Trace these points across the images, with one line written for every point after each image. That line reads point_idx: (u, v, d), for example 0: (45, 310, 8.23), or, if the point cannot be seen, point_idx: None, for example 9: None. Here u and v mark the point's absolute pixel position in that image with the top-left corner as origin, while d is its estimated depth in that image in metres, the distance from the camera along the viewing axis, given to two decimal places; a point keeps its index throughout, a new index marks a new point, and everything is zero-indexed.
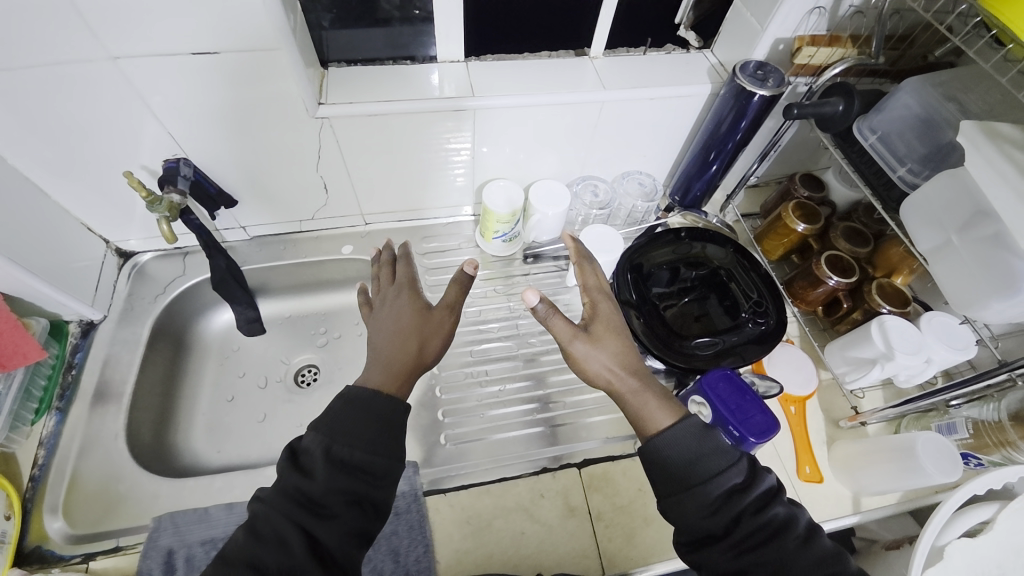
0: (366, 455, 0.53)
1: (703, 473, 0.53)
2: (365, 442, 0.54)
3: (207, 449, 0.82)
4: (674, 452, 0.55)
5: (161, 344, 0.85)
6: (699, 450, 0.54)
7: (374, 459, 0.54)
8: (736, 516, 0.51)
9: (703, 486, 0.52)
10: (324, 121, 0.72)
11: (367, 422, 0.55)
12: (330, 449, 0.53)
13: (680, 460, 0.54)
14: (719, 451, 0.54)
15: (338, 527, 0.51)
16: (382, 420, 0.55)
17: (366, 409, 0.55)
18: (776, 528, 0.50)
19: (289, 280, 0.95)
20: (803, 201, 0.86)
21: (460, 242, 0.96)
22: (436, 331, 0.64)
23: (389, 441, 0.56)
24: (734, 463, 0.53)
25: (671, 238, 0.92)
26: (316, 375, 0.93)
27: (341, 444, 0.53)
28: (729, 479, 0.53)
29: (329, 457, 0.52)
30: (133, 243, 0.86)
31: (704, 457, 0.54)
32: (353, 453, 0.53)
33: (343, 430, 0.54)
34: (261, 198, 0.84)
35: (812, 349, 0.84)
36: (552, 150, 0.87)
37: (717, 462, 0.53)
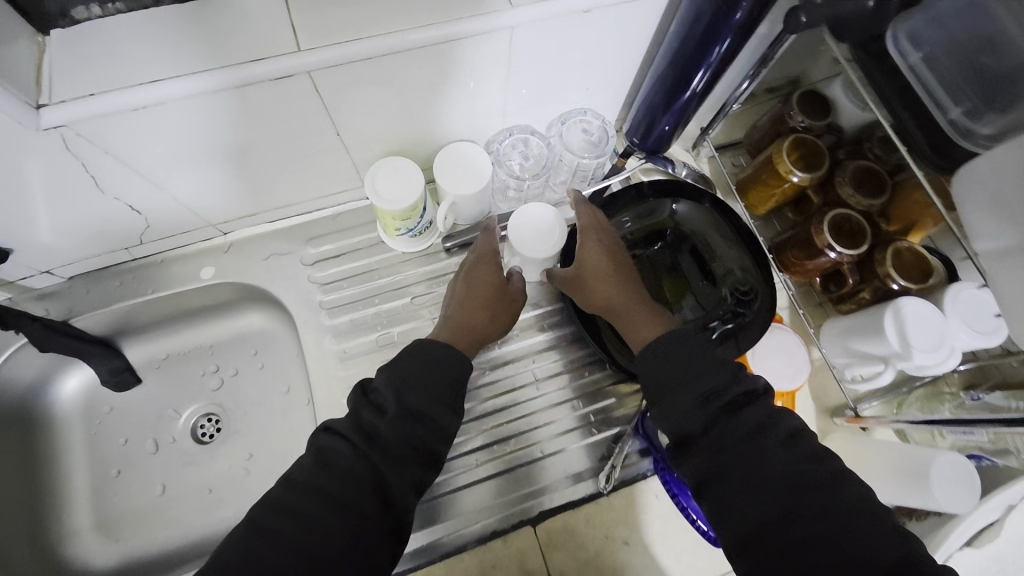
0: (434, 410, 0.51)
1: (684, 378, 0.49)
2: (436, 395, 0.52)
3: (103, 542, 0.69)
4: (662, 358, 0.52)
5: (1, 433, 0.67)
6: (683, 356, 0.51)
7: (438, 410, 0.51)
8: (712, 421, 0.46)
9: (683, 390, 0.49)
10: (62, 129, 0.45)
11: (436, 376, 0.52)
12: (400, 391, 0.50)
13: (664, 363, 0.51)
14: (709, 359, 0.50)
15: (401, 473, 0.48)
16: (442, 371, 0.53)
17: (443, 374, 0.53)
18: (758, 427, 0.45)
19: (150, 317, 0.74)
20: (799, 136, 0.64)
21: (359, 237, 0.73)
22: (506, 306, 0.62)
23: (453, 402, 0.52)
24: (721, 370, 0.49)
25: (631, 200, 0.70)
26: (218, 425, 0.76)
27: (416, 394, 0.51)
28: (712, 381, 0.48)
29: (401, 401, 0.50)
30: None
31: (688, 365, 0.50)
32: (426, 402, 0.51)
33: (419, 375, 0.52)
34: (50, 235, 0.59)
35: (801, 326, 0.70)
36: (453, 103, 0.61)
37: (701, 367, 0.49)
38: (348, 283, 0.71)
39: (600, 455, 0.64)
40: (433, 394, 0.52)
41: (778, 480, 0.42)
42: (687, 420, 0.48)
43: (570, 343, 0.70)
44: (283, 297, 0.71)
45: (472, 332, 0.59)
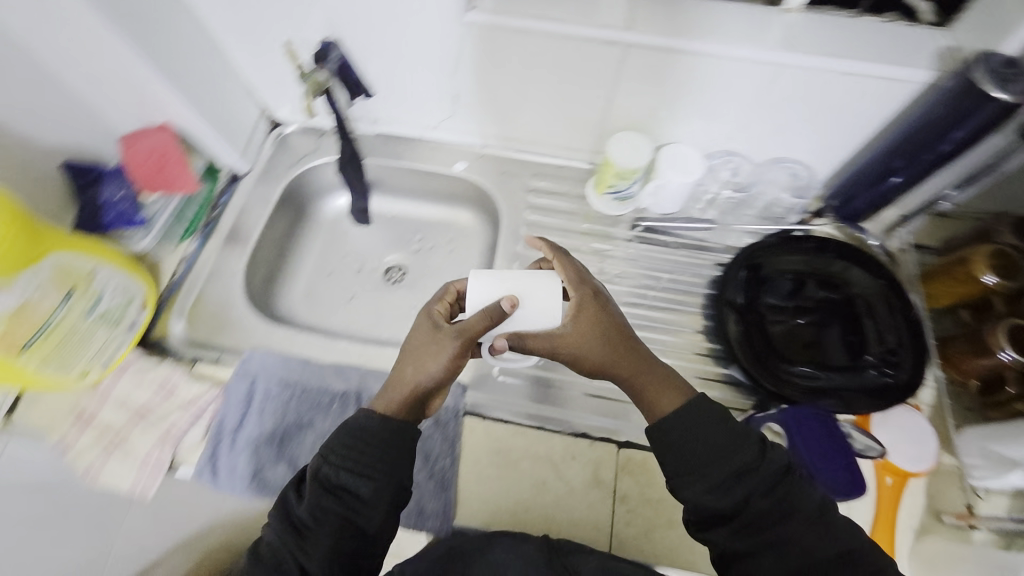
0: (352, 478, 0.53)
1: (711, 457, 0.51)
2: (360, 467, 0.53)
3: (301, 309, 0.92)
4: (685, 433, 0.53)
5: (287, 209, 0.94)
6: (709, 432, 0.52)
7: (360, 481, 0.53)
8: (748, 497, 0.51)
9: (712, 468, 0.51)
10: (472, 26, 0.69)
11: (363, 446, 0.54)
12: (322, 469, 0.53)
13: (689, 441, 0.52)
14: (731, 434, 0.53)
15: (321, 547, 0.51)
16: (361, 439, 0.54)
17: (378, 439, 0.54)
18: (793, 506, 0.50)
19: (399, 183, 0.99)
20: (1004, 248, 0.68)
21: (568, 187, 0.92)
22: (433, 363, 0.57)
23: (383, 462, 0.54)
24: (749, 446, 0.52)
25: (811, 248, 0.79)
26: (403, 276, 0.98)
27: (343, 472, 0.53)
28: (741, 459, 0.51)
29: (323, 482, 0.53)
30: (282, 113, 0.93)
31: (713, 443, 0.52)
32: (350, 478, 0.53)
33: (338, 447, 0.54)
34: (396, 95, 0.85)
35: (941, 423, 0.70)
36: (700, 113, 0.77)
37: (730, 446, 0.52)
38: (548, 215, 0.90)
39: None
40: (349, 462, 0.53)
41: (807, 555, 0.50)
42: (718, 497, 0.51)
43: (704, 332, 0.82)
44: (500, 205, 0.92)
45: (402, 384, 0.57)
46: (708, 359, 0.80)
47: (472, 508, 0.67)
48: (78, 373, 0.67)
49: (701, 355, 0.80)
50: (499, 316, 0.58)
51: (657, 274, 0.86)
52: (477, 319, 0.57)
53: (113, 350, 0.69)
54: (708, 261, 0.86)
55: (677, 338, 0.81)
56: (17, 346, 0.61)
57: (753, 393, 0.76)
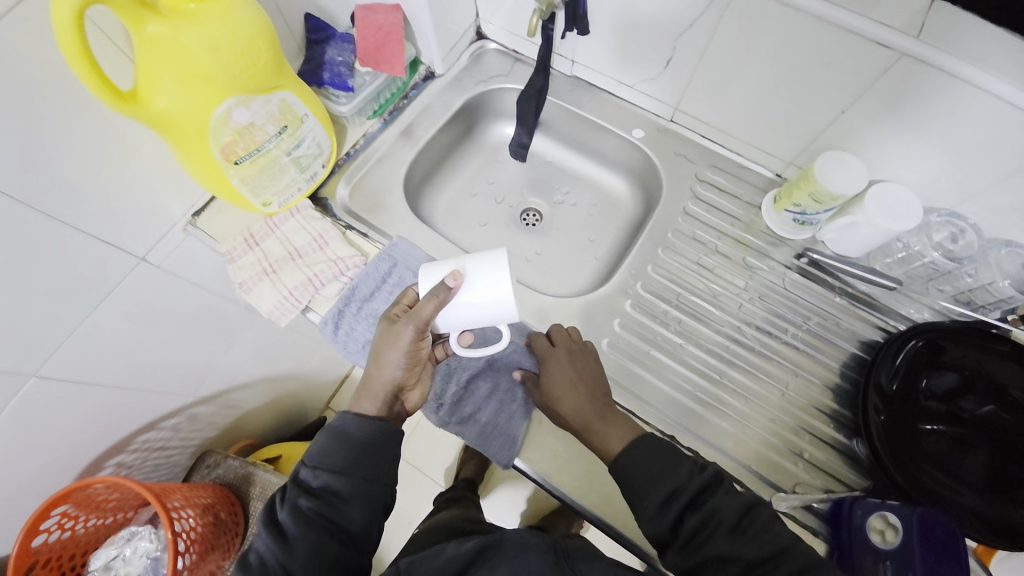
0: (334, 479, 0.57)
1: (642, 485, 0.57)
2: (338, 464, 0.58)
3: (440, 218, 0.96)
4: (624, 462, 0.59)
5: (461, 121, 0.97)
6: (641, 459, 0.58)
7: (340, 478, 0.57)
8: (680, 517, 0.54)
9: (645, 493, 0.56)
10: None
11: (344, 448, 0.59)
12: (303, 473, 0.58)
13: (628, 470, 0.58)
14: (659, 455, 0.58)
15: (302, 543, 0.54)
16: (340, 441, 0.59)
17: (359, 440, 0.59)
18: (718, 521, 0.53)
19: (569, 132, 0.97)
20: None
21: (740, 192, 0.85)
22: (388, 358, 0.62)
23: (362, 462, 0.58)
24: (673, 468, 0.57)
25: (1005, 354, 0.66)
26: (538, 221, 0.98)
27: (325, 473, 0.57)
28: (669, 482, 0.56)
29: (305, 484, 0.57)
30: (491, 27, 0.94)
31: (640, 466, 0.57)
32: (330, 477, 0.57)
33: (318, 455, 0.59)
34: (609, 42, 0.82)
35: None
36: (942, 159, 0.66)
37: (658, 468, 0.57)
38: (708, 211, 0.85)
39: (782, 478, 0.70)
40: (329, 463, 0.58)
41: (750, 565, 0.50)
42: (661, 523, 0.55)
43: (833, 394, 0.74)
44: (663, 186, 0.87)
45: (373, 382, 0.63)
46: (827, 419, 0.73)
47: (542, 454, 0.70)
48: (261, 203, 0.73)
49: (820, 412, 0.73)
50: (445, 293, 0.57)
51: (805, 314, 0.78)
52: (428, 308, 0.58)
53: (291, 194, 0.76)
54: (868, 320, 0.77)
55: (800, 385, 0.75)
56: (233, 159, 0.64)
57: (871, 479, 0.69)
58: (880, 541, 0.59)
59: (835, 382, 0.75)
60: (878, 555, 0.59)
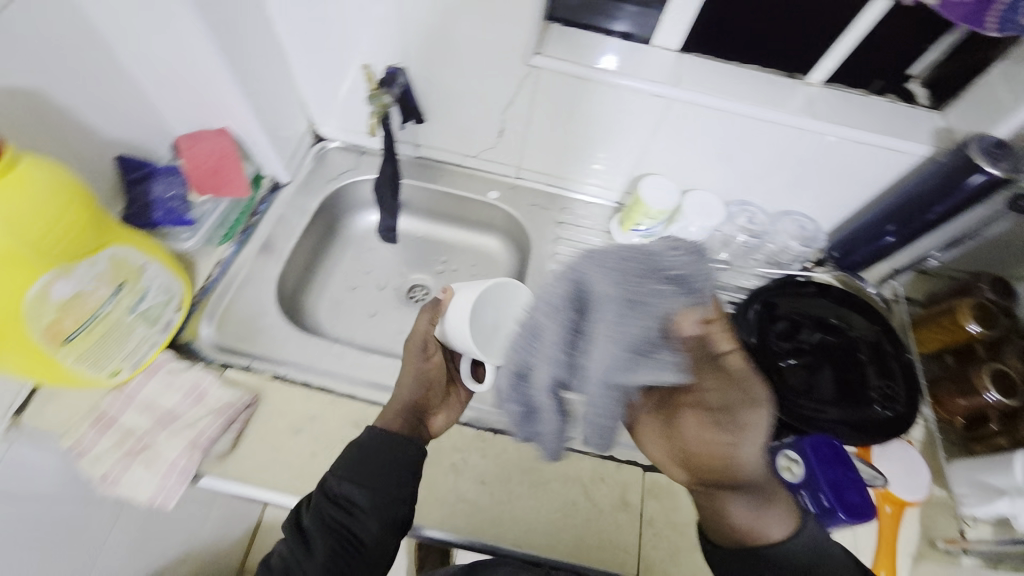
0: (358, 493, 0.56)
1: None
2: (362, 478, 0.57)
3: (326, 321, 0.92)
4: (771, 563, 0.50)
5: (320, 221, 0.95)
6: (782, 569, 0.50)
7: (359, 490, 0.56)
8: None
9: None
10: (533, 70, 0.75)
11: (363, 459, 0.58)
12: (329, 481, 0.57)
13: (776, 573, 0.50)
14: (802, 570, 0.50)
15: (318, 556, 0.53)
16: (361, 454, 0.58)
17: (380, 453, 0.58)
18: None
19: (431, 205, 1.02)
20: (987, 303, 0.77)
21: (593, 223, 0.98)
22: (407, 376, 0.67)
23: (386, 483, 0.57)
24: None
25: (810, 292, 0.87)
26: (426, 295, 0.99)
27: (350, 486, 0.57)
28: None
29: (330, 493, 0.57)
30: (326, 128, 0.96)
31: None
32: (354, 488, 0.56)
33: (343, 466, 0.58)
34: (445, 123, 0.90)
35: (933, 458, 0.77)
36: (724, 166, 0.86)
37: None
38: (573, 245, 0.95)
39: None
40: (349, 474, 0.57)
41: None
42: None
43: None
44: (530, 234, 0.96)
45: (393, 405, 0.65)
46: None
47: (503, 528, 0.68)
48: (109, 373, 0.64)
49: None
50: (436, 303, 0.67)
51: None
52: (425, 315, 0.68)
53: (145, 351, 0.67)
54: (721, 298, 0.93)
55: None
56: (62, 339, 0.57)
57: (765, 427, 0.79)
58: (790, 476, 0.69)
59: None
60: (794, 490, 0.68)
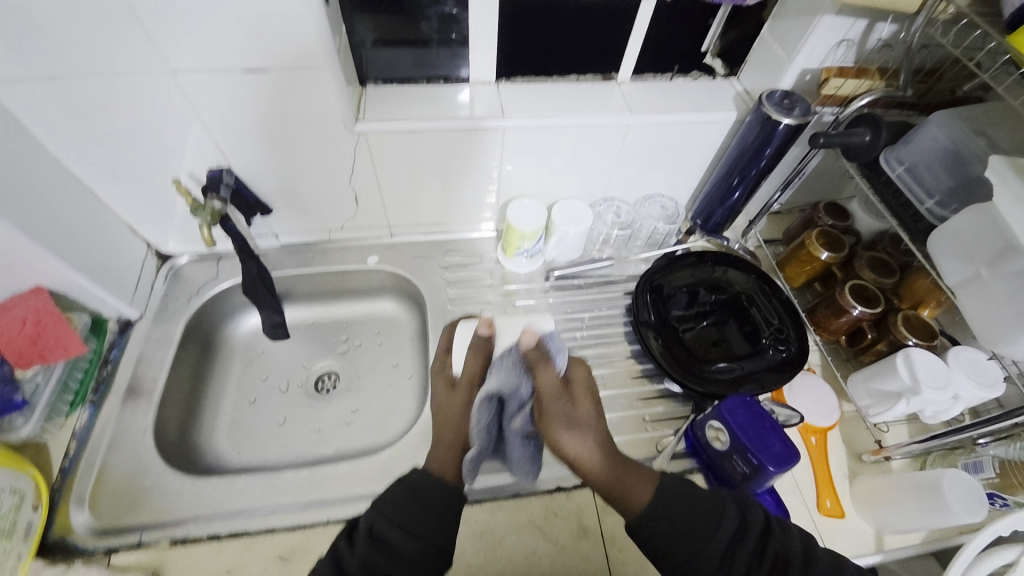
0: (398, 533, 0.52)
1: (690, 545, 0.51)
2: (413, 527, 0.53)
3: (227, 450, 0.82)
4: (663, 517, 0.53)
5: (192, 344, 0.86)
6: (680, 509, 0.53)
7: (407, 541, 0.52)
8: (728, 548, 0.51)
9: (690, 540, 0.51)
10: (361, 136, 0.75)
11: (420, 506, 0.54)
12: (370, 518, 0.53)
13: (664, 526, 0.53)
14: (700, 513, 0.53)
15: None
16: (422, 499, 0.55)
17: (438, 500, 0.55)
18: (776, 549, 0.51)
19: (312, 289, 0.96)
20: (827, 230, 0.86)
21: (481, 256, 0.98)
22: (455, 409, 0.66)
23: (430, 524, 0.54)
24: (725, 520, 0.52)
25: (692, 262, 0.92)
26: (335, 382, 0.92)
27: (391, 524, 0.53)
28: (721, 542, 0.51)
29: (372, 533, 0.52)
30: (170, 246, 0.88)
31: (683, 531, 0.52)
32: (404, 535, 0.52)
33: (400, 508, 0.54)
34: (296, 207, 0.86)
35: (835, 380, 0.83)
36: (577, 172, 0.90)
37: (705, 523, 0.52)
38: (466, 286, 0.94)
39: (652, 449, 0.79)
40: (404, 518, 0.53)
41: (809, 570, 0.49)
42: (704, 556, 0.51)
43: (633, 357, 0.88)
44: (421, 288, 0.93)
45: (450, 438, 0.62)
46: (643, 379, 0.87)
47: None
48: None
49: (637, 377, 0.86)
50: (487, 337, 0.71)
51: (579, 315, 0.92)
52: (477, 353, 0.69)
53: (9, 567, 0.59)
54: (618, 291, 0.95)
55: (613, 368, 0.87)
56: None
57: (689, 399, 0.84)
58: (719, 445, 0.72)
59: (629, 349, 0.89)
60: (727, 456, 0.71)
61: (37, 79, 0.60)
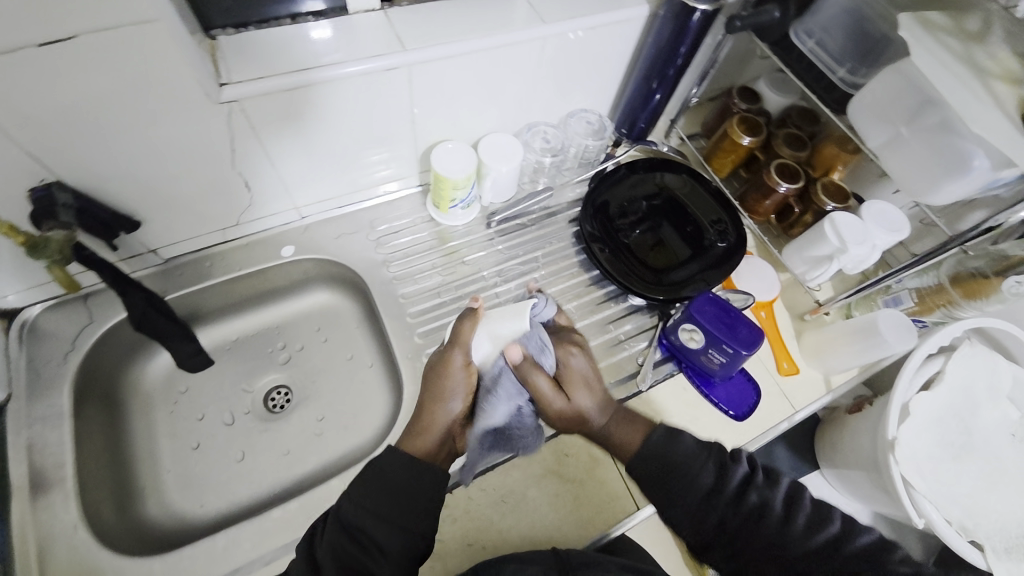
0: (370, 522, 0.52)
1: (676, 495, 0.56)
2: (384, 512, 0.53)
3: (188, 507, 0.71)
4: (655, 469, 0.57)
5: (92, 408, 0.70)
6: (665, 466, 0.57)
7: (378, 527, 0.52)
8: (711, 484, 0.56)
9: (686, 487, 0.55)
10: (232, 105, 0.59)
11: (387, 492, 0.54)
12: (342, 508, 0.53)
13: (655, 477, 0.57)
14: (685, 461, 0.57)
15: None
16: (392, 482, 0.54)
17: (402, 479, 0.55)
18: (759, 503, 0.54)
19: (224, 300, 0.81)
20: (744, 115, 0.88)
21: (412, 217, 0.88)
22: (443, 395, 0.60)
23: (400, 505, 0.54)
24: (700, 470, 0.56)
25: (626, 175, 0.91)
26: (289, 396, 0.81)
27: (357, 510, 0.53)
28: (700, 485, 0.56)
29: (344, 524, 0.53)
30: (8, 298, 0.67)
31: (682, 470, 0.56)
32: (374, 522, 0.52)
33: (368, 496, 0.54)
34: (170, 211, 0.68)
35: (770, 255, 0.91)
36: (496, 102, 0.81)
37: (687, 478, 0.56)
38: (405, 253, 0.85)
39: (634, 364, 0.81)
40: (373, 506, 0.53)
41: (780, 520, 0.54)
42: (691, 501, 0.55)
43: (594, 282, 0.88)
44: (355, 269, 0.82)
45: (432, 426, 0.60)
46: (608, 301, 0.87)
47: None
48: None
49: (602, 301, 0.87)
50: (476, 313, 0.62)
51: (532, 254, 0.88)
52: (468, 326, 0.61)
53: None
54: (562, 221, 0.92)
55: (578, 299, 0.86)
56: None
57: (653, 308, 0.87)
58: (694, 344, 0.76)
59: (588, 275, 0.89)
60: (704, 351, 0.75)
61: None
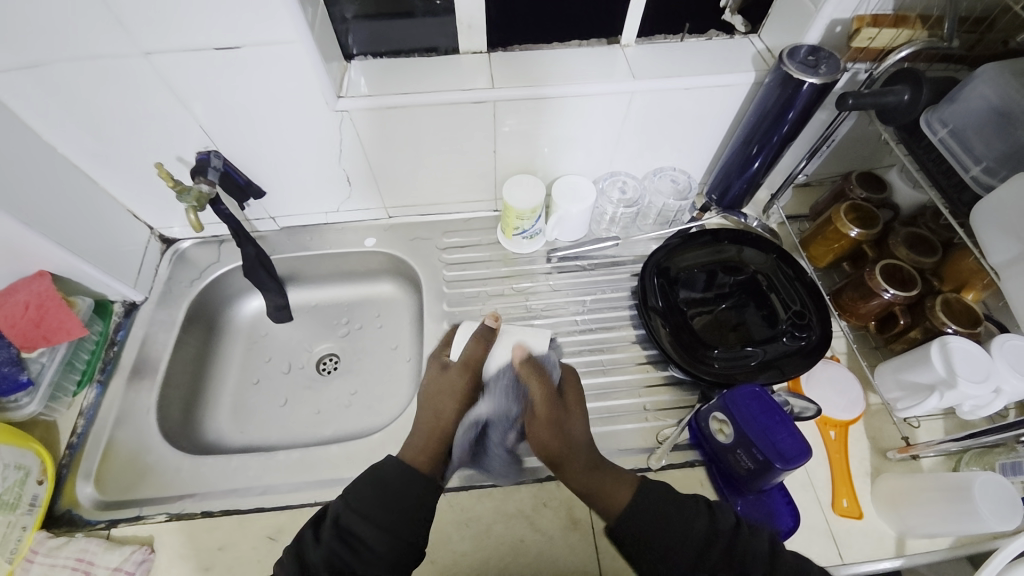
0: (361, 525, 0.53)
1: (665, 535, 0.53)
2: (377, 520, 0.54)
3: (230, 429, 0.84)
4: (650, 508, 0.55)
5: (197, 326, 0.88)
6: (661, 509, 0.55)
7: (369, 533, 0.53)
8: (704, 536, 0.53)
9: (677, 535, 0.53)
10: (344, 114, 0.72)
11: (385, 498, 0.55)
12: (337, 511, 0.55)
13: (645, 519, 0.54)
14: (680, 507, 0.55)
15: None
16: (389, 490, 0.56)
17: (396, 485, 0.56)
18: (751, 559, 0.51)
19: (313, 270, 0.96)
20: (859, 203, 0.77)
21: (480, 237, 0.94)
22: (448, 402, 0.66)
23: (390, 511, 0.55)
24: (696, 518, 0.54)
25: (707, 240, 0.85)
26: (336, 364, 0.92)
27: (353, 512, 0.54)
28: (694, 533, 0.53)
29: (336, 523, 0.54)
30: (174, 230, 0.89)
31: (666, 518, 0.54)
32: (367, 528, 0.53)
33: (364, 500, 0.55)
34: (290, 189, 0.85)
35: (861, 369, 0.76)
36: (579, 146, 0.84)
37: (678, 520, 0.54)
38: (464, 267, 0.91)
39: (654, 440, 0.74)
40: (367, 510, 0.54)
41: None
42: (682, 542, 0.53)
43: (639, 342, 0.83)
44: (417, 270, 0.91)
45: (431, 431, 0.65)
46: (649, 365, 0.82)
47: None
48: None
49: (642, 363, 0.81)
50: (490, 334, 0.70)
51: (582, 298, 0.88)
52: (475, 346, 0.69)
53: (16, 538, 0.62)
54: (624, 273, 0.90)
55: (616, 354, 0.82)
56: None
57: (695, 387, 0.79)
58: (723, 438, 0.66)
59: (634, 333, 0.84)
60: (732, 450, 0.65)
61: (22, 68, 0.61)
